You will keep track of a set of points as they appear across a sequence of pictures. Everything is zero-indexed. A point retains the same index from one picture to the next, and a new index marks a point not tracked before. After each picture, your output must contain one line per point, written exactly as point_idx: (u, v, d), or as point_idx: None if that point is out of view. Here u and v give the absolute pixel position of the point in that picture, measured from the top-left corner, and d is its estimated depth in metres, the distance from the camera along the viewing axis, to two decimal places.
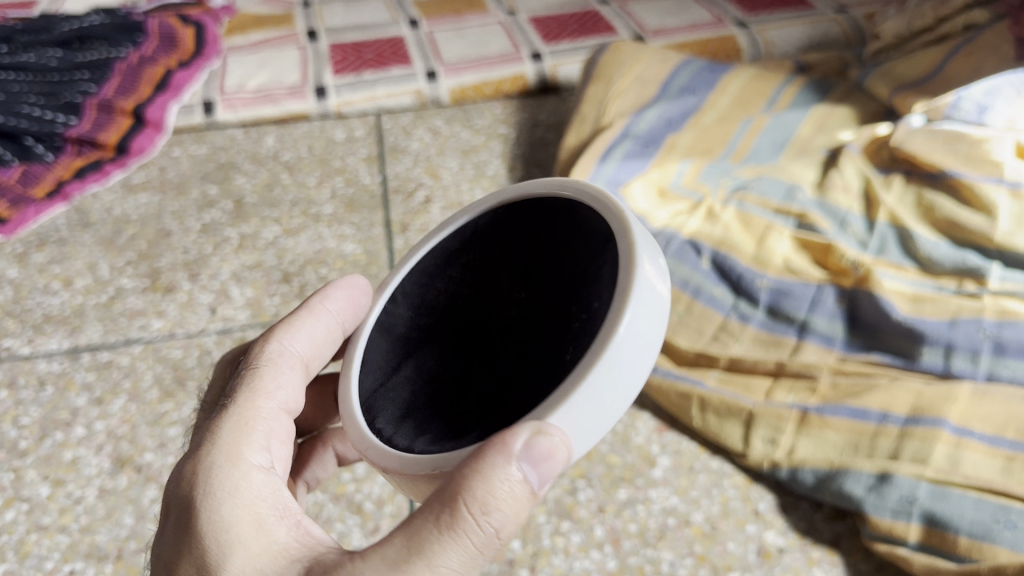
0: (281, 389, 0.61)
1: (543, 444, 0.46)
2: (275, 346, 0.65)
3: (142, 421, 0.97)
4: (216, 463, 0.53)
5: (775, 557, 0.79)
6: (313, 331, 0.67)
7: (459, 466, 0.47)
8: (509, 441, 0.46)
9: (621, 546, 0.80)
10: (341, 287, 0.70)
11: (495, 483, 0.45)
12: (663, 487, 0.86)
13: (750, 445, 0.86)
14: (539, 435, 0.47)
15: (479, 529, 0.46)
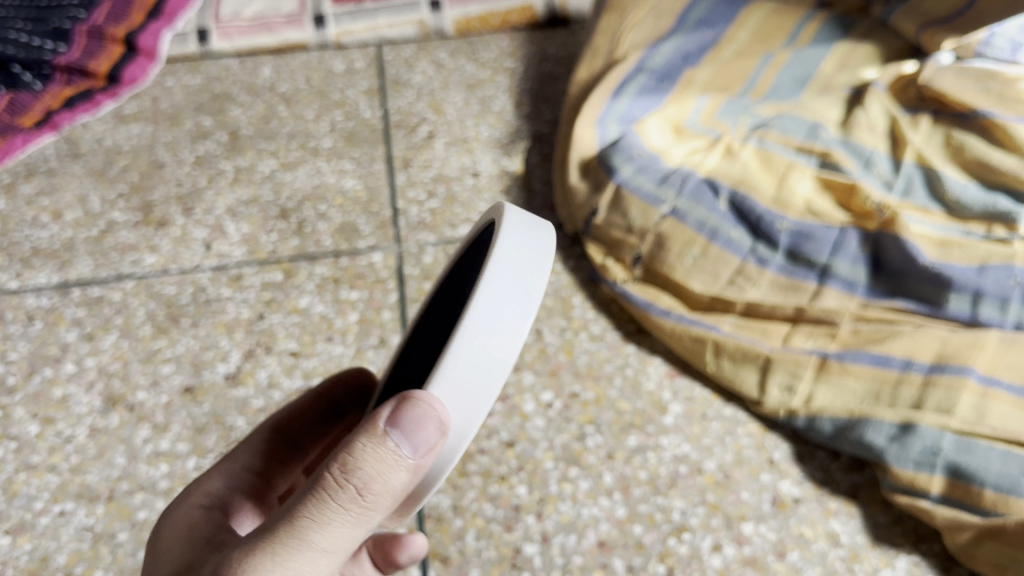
0: None
1: (410, 408, 0.47)
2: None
3: (134, 358, 0.94)
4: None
5: (790, 507, 0.75)
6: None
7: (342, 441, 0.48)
8: (379, 411, 0.47)
9: (630, 494, 0.77)
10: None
11: (365, 442, 0.46)
12: (674, 435, 0.82)
13: (767, 392, 0.82)
14: (404, 401, 0.47)
15: (343, 482, 0.46)
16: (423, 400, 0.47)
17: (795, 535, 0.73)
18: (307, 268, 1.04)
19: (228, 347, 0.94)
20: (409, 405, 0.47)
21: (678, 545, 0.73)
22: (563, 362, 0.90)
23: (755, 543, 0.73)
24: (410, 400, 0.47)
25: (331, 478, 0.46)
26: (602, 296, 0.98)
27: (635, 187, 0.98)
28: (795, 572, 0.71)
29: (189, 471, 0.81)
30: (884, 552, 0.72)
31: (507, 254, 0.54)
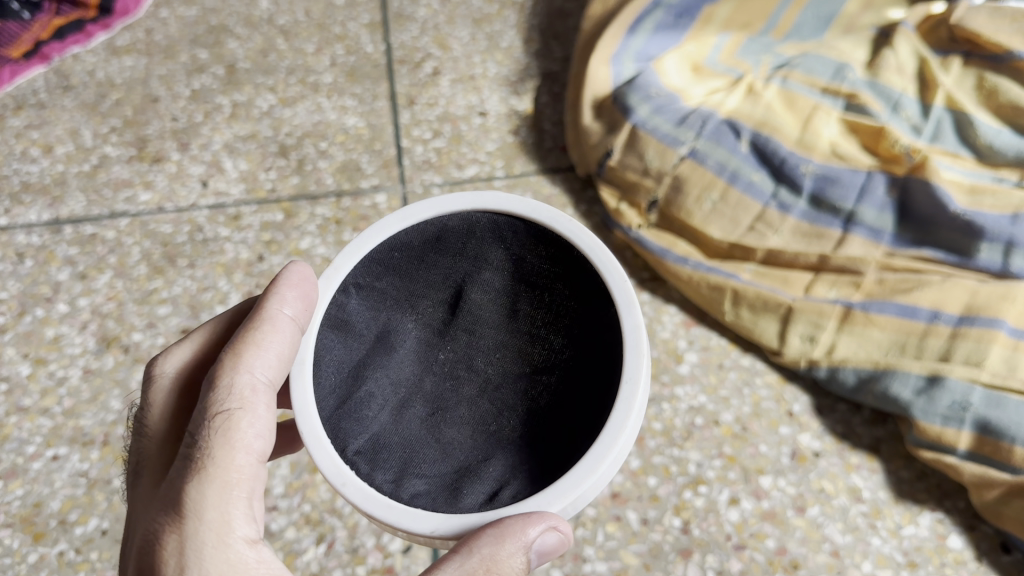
0: (258, 435, 0.48)
1: (551, 539, 0.44)
2: (242, 382, 0.49)
3: (129, 299, 0.91)
4: (204, 537, 0.44)
5: (810, 461, 0.73)
6: (276, 353, 0.51)
7: (478, 537, 0.44)
8: (527, 536, 0.44)
9: (645, 446, 0.73)
10: (285, 283, 0.54)
11: (511, 570, 0.44)
12: (690, 385, 0.79)
13: (787, 342, 0.79)
14: (552, 530, 0.45)
15: None
16: (564, 532, 0.45)
17: (816, 490, 0.71)
18: (307, 208, 0.99)
19: (227, 289, 0.91)
20: (557, 539, 0.44)
21: (694, 498, 0.70)
22: None
23: (773, 497, 0.70)
24: (554, 531, 0.45)
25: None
26: (615, 242, 0.94)
27: (652, 128, 0.93)
28: (816, 527, 0.68)
29: None
30: (907, 508, 0.70)
31: (646, 368, 0.50)
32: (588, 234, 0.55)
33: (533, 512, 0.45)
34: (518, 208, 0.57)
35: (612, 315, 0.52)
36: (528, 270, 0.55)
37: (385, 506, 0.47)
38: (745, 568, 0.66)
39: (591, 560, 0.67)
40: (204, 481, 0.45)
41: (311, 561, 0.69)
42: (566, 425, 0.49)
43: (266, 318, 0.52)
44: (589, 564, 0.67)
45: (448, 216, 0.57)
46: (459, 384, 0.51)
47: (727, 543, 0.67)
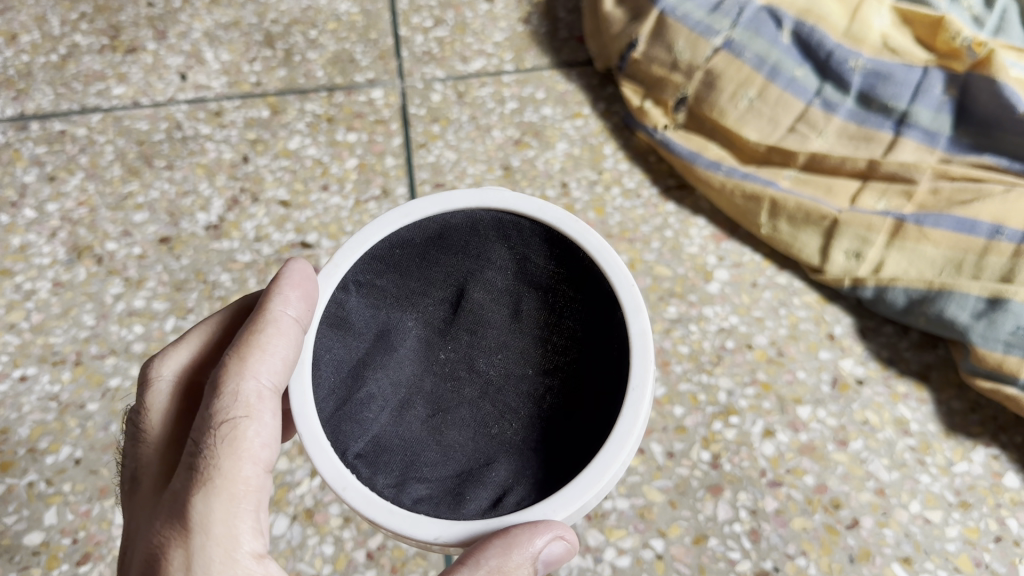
0: (265, 443, 0.42)
1: (558, 548, 0.39)
2: (247, 386, 0.42)
3: (102, 204, 0.82)
4: (211, 555, 0.38)
5: (853, 389, 0.66)
6: (283, 356, 0.43)
7: (483, 547, 0.39)
8: (534, 544, 0.39)
9: (670, 372, 0.66)
10: (288, 278, 0.46)
11: None
12: (721, 304, 0.71)
13: (830, 259, 0.72)
14: (558, 539, 0.40)
15: None
16: (570, 541, 0.40)
17: (859, 422, 0.64)
18: (296, 104, 0.90)
19: (208, 193, 0.82)
20: (565, 548, 0.39)
21: (725, 429, 0.63)
22: (593, 220, 0.78)
23: (812, 430, 0.63)
24: (561, 540, 0.40)
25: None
26: (638, 144, 0.85)
27: (682, 15, 0.83)
28: (859, 463, 0.62)
29: (167, 334, 0.71)
30: (959, 443, 0.64)
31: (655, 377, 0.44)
32: (595, 235, 0.48)
33: (539, 520, 0.40)
34: (525, 207, 0.49)
35: (620, 320, 0.45)
36: (536, 264, 0.48)
37: (386, 510, 0.41)
38: (782, 507, 0.59)
39: (612, 496, 0.60)
40: (209, 494, 0.39)
41: (305, 496, 0.61)
42: (570, 432, 0.43)
43: (269, 315, 0.44)
44: (610, 500, 0.59)
45: (453, 213, 0.49)
46: (459, 385, 0.44)
47: (761, 480, 0.60)
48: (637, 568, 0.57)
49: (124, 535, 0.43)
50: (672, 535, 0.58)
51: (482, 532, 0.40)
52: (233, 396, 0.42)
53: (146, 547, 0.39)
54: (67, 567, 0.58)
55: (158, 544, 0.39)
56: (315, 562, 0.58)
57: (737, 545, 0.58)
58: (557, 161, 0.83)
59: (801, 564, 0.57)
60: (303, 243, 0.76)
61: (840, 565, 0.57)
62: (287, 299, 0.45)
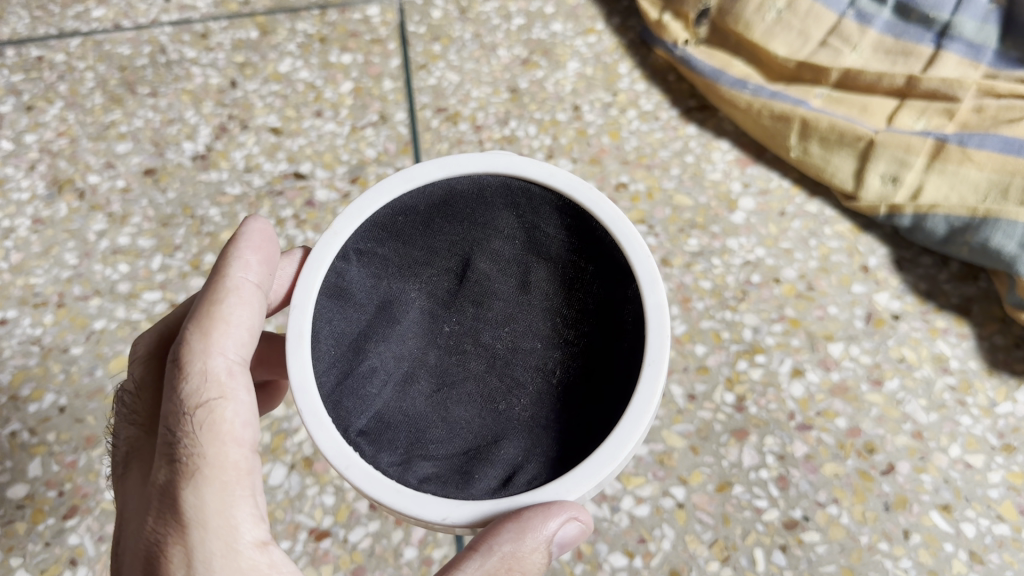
0: (245, 423, 0.41)
1: (571, 528, 0.37)
2: (216, 364, 0.42)
3: (84, 135, 0.77)
4: (211, 547, 0.37)
5: (888, 325, 0.62)
6: (246, 327, 0.44)
7: (495, 531, 0.36)
8: (548, 529, 0.36)
9: (691, 309, 0.62)
10: (247, 241, 0.47)
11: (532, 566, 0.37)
12: (746, 236, 0.66)
13: (864, 184, 0.66)
14: (572, 519, 0.37)
15: None
16: (583, 520, 0.38)
17: (895, 359, 0.60)
18: (287, 23, 0.83)
19: (195, 121, 0.77)
20: (578, 529, 0.37)
21: (751, 369, 0.59)
22: (608, 146, 0.73)
23: (845, 369, 0.59)
24: (574, 520, 0.37)
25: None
26: (656, 62, 0.79)
27: None
28: (895, 404, 0.58)
29: (153, 272, 0.66)
30: (1002, 381, 0.59)
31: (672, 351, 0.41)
32: (609, 204, 0.43)
33: (552, 501, 0.37)
34: (536, 173, 0.44)
35: (635, 293, 0.41)
36: (547, 233, 0.43)
37: (393, 490, 0.38)
38: (812, 452, 0.55)
39: None
40: (201, 486, 0.38)
41: (303, 443, 0.57)
42: (582, 411, 0.39)
43: (230, 287, 0.44)
44: None
45: (458, 177, 0.44)
46: (466, 359, 0.41)
47: (790, 423, 0.56)
48: (656, 517, 0.53)
49: (114, 529, 0.41)
50: (694, 482, 0.54)
51: (497, 512, 0.37)
52: (202, 376, 0.41)
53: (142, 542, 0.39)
54: (53, 522, 0.54)
55: (153, 538, 0.38)
56: (315, 513, 0.54)
57: (764, 493, 0.54)
58: (568, 82, 0.77)
59: (833, 513, 0.53)
60: (296, 174, 0.71)
61: (875, 514, 0.53)
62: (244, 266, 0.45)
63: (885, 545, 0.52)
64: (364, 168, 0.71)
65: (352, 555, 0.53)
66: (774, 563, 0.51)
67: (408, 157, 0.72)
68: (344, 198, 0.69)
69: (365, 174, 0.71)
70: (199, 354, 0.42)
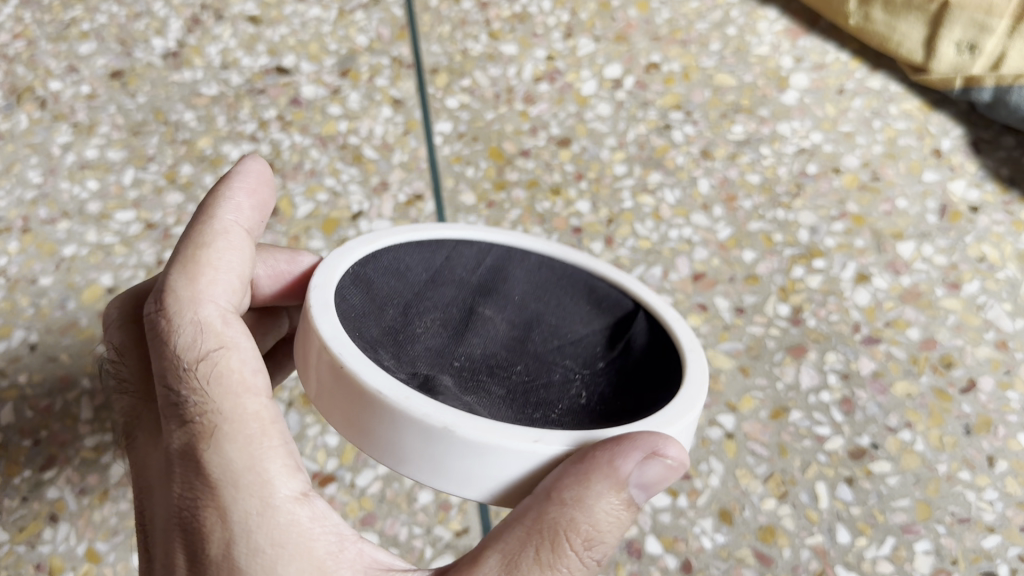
0: (257, 369, 0.34)
1: (656, 469, 0.31)
2: (209, 314, 0.35)
3: (42, 35, 0.68)
4: (246, 507, 0.31)
5: (966, 219, 0.53)
6: (237, 273, 0.37)
7: (561, 476, 0.31)
8: (619, 468, 0.30)
9: (738, 209, 0.54)
10: (241, 180, 0.39)
11: (604, 509, 0.30)
12: (799, 119, 0.58)
13: (936, 54, 0.57)
14: (654, 457, 0.31)
15: (579, 557, 0.30)
16: (673, 457, 0.31)
17: (974, 259, 0.52)
18: None
19: (165, 14, 0.68)
20: (664, 468, 0.31)
21: (808, 277, 0.51)
22: (635, 20, 0.63)
23: (917, 272, 0.51)
24: (658, 457, 0.31)
25: (574, 558, 0.30)
26: None
27: None
28: (975, 311, 0.50)
29: (125, 188, 0.59)
30: None
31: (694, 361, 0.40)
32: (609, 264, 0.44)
33: (622, 436, 0.31)
34: (534, 246, 0.45)
35: (645, 320, 0.42)
36: (552, 291, 0.43)
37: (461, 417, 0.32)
38: (881, 369, 0.48)
39: None
40: (221, 441, 0.32)
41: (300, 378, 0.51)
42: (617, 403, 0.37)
43: (222, 241, 0.37)
44: None
45: (457, 240, 0.43)
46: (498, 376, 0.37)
47: (854, 337, 0.49)
48: (702, 450, 0.46)
49: (141, 507, 0.35)
50: (745, 410, 0.47)
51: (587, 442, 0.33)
52: (213, 327, 0.35)
53: (167, 507, 0.33)
54: (29, 474, 0.49)
55: (178, 504, 0.32)
56: (317, 456, 0.48)
57: (825, 419, 0.47)
58: None
59: (906, 439, 0.46)
60: (278, 69, 0.63)
61: (954, 439, 0.46)
62: (266, 261, 0.43)
63: (966, 475, 0.45)
64: (355, 58, 0.63)
65: (361, 501, 0.47)
66: (839, 498, 0.44)
67: (405, 44, 0.63)
68: (334, 94, 0.61)
69: (358, 66, 0.62)
70: (207, 301, 0.35)
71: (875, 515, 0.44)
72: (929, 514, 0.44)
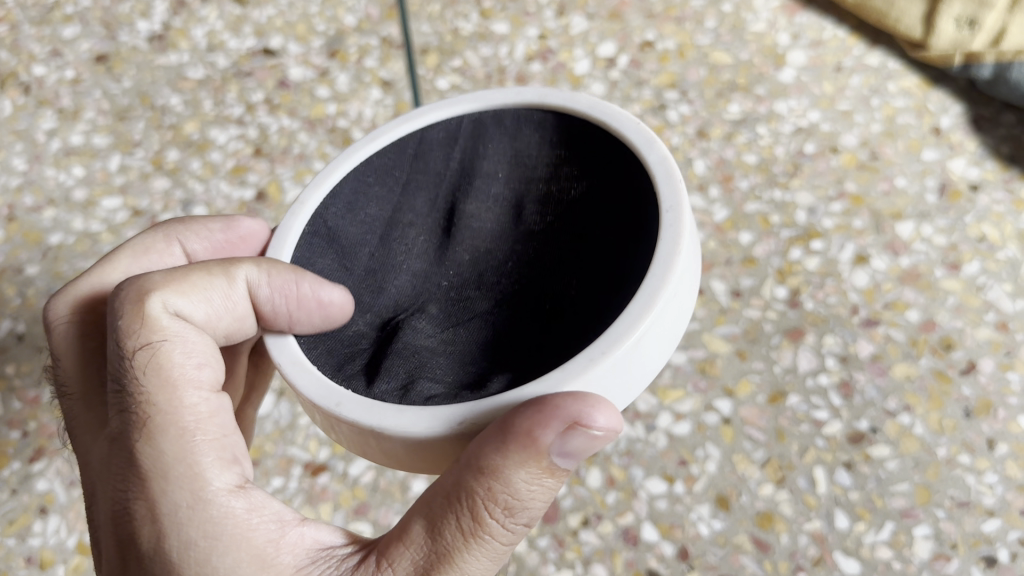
0: (202, 363, 0.30)
1: (580, 440, 0.25)
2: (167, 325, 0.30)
3: (25, 20, 0.66)
4: (176, 499, 0.27)
5: (967, 198, 0.52)
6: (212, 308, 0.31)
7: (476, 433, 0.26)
8: (538, 440, 0.25)
9: (734, 189, 0.53)
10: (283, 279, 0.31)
11: (522, 475, 0.26)
12: (796, 97, 0.57)
13: (936, 30, 0.56)
14: (577, 428, 0.25)
15: (495, 524, 0.27)
16: (607, 426, 0.25)
17: (974, 239, 0.51)
18: None
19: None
20: (588, 442, 0.25)
21: (806, 259, 0.50)
22: None
23: (916, 253, 0.50)
24: (583, 429, 0.25)
25: (495, 525, 0.27)
26: None
27: None
28: (975, 291, 0.49)
29: (111, 174, 0.58)
30: None
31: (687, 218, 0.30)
32: (603, 104, 0.34)
33: (538, 400, 0.26)
34: (502, 96, 0.36)
35: (631, 161, 0.33)
36: (528, 151, 0.36)
37: (389, 411, 0.28)
38: (880, 352, 0.47)
39: None
40: (154, 434, 0.28)
41: None
42: (612, 289, 0.30)
43: (223, 275, 0.31)
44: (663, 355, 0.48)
45: (428, 126, 0.37)
46: (467, 302, 0.32)
47: (853, 319, 0.48)
48: (699, 436, 0.46)
49: (87, 503, 0.31)
50: (742, 394, 0.46)
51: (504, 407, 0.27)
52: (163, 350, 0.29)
53: (102, 506, 0.29)
54: (18, 466, 0.49)
55: (111, 503, 0.28)
56: (310, 446, 0.48)
57: (824, 403, 0.46)
58: None
59: (905, 423, 0.46)
60: (265, 51, 0.62)
61: (954, 422, 0.45)
62: (201, 233, 0.39)
63: (966, 458, 0.45)
64: (343, 39, 0.61)
65: (354, 491, 0.46)
66: (837, 483, 0.44)
67: (394, 23, 0.62)
68: (322, 76, 0.60)
69: (347, 47, 0.61)
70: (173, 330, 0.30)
71: (874, 500, 0.43)
72: (929, 498, 0.43)
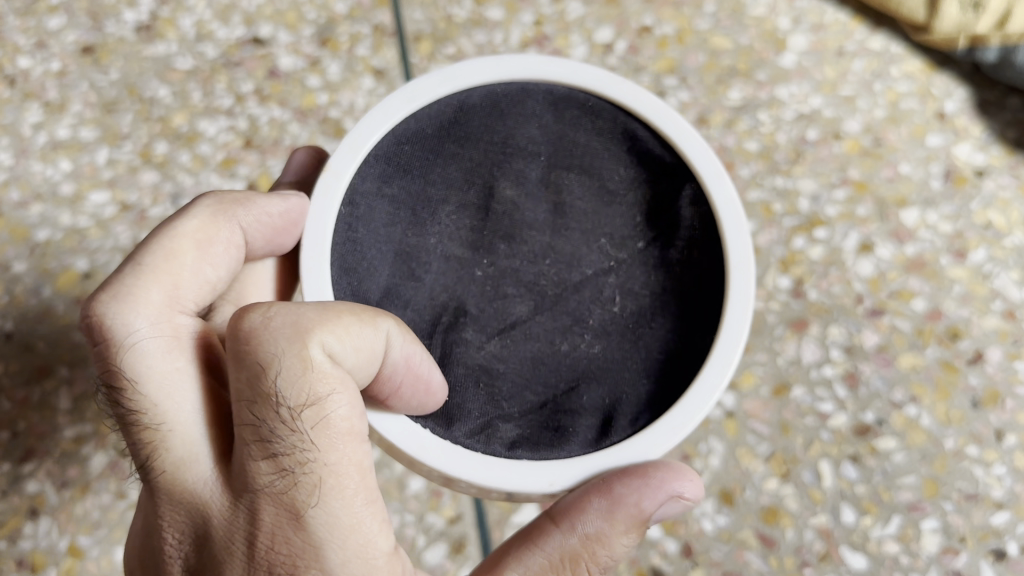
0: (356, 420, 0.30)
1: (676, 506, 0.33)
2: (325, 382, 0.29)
3: None
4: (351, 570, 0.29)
5: (972, 183, 0.52)
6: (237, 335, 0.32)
7: (581, 501, 0.32)
8: (645, 510, 0.32)
9: (736, 177, 0.52)
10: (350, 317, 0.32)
11: (620, 546, 0.33)
12: (797, 82, 0.55)
13: (939, 13, 0.54)
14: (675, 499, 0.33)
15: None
16: (693, 494, 0.34)
17: (980, 226, 0.50)
18: None
19: None
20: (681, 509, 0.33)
21: (809, 248, 0.49)
22: None
23: (921, 241, 0.49)
24: (679, 498, 0.33)
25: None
26: None
27: None
28: (982, 280, 0.49)
29: (99, 168, 0.56)
30: None
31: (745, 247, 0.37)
32: (673, 115, 0.39)
33: (648, 471, 0.33)
34: (557, 72, 0.40)
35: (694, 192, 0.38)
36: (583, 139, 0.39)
37: (485, 467, 0.34)
38: (885, 342, 0.47)
39: None
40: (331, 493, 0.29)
41: None
42: (671, 319, 0.36)
43: (370, 323, 0.31)
44: None
45: (469, 89, 0.40)
46: (507, 304, 0.36)
47: (857, 310, 0.47)
48: (701, 430, 0.44)
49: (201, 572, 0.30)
50: (745, 387, 0.45)
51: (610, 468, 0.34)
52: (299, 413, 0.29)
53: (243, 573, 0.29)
54: (8, 468, 0.48)
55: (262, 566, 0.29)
56: None
57: (828, 395, 0.45)
58: None
59: (911, 414, 0.45)
60: (254, 40, 0.60)
61: (961, 413, 0.45)
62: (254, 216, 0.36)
63: (974, 450, 0.44)
64: (335, 26, 0.60)
65: None
66: (843, 477, 0.43)
67: (386, 11, 0.60)
68: (313, 65, 0.59)
69: (338, 34, 0.59)
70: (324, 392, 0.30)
71: (880, 493, 0.43)
72: (936, 491, 0.43)
